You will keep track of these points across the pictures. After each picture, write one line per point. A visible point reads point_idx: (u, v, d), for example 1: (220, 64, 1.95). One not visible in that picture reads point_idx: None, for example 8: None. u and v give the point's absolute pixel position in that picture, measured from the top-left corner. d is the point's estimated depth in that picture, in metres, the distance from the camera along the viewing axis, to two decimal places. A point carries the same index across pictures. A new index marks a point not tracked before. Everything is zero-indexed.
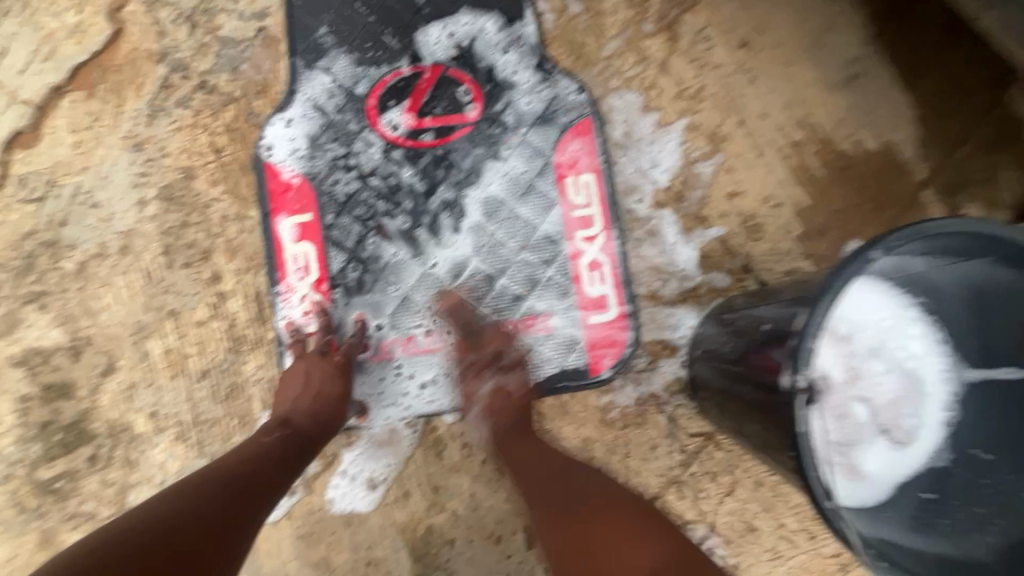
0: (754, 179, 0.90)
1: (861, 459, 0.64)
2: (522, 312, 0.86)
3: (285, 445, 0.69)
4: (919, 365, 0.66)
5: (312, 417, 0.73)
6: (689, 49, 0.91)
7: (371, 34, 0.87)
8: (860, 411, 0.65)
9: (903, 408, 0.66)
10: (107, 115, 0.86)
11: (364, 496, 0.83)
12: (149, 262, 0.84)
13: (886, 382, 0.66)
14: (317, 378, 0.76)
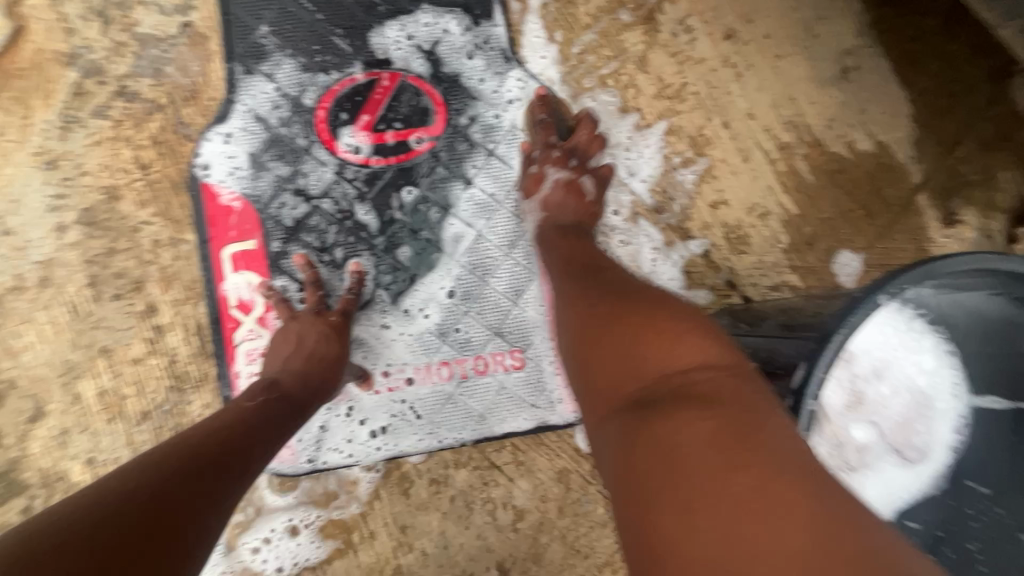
0: (740, 186, 0.83)
1: (858, 488, 0.60)
2: (491, 349, 0.80)
3: (261, 417, 0.59)
4: (927, 380, 0.60)
5: (305, 387, 0.65)
6: (669, 41, 0.83)
7: (319, 35, 0.78)
8: (864, 432, 0.60)
9: (912, 424, 0.60)
10: (12, 127, 0.75)
11: (301, 549, 0.77)
12: (74, 295, 0.76)
13: (893, 404, 0.60)
14: (314, 345, 0.69)
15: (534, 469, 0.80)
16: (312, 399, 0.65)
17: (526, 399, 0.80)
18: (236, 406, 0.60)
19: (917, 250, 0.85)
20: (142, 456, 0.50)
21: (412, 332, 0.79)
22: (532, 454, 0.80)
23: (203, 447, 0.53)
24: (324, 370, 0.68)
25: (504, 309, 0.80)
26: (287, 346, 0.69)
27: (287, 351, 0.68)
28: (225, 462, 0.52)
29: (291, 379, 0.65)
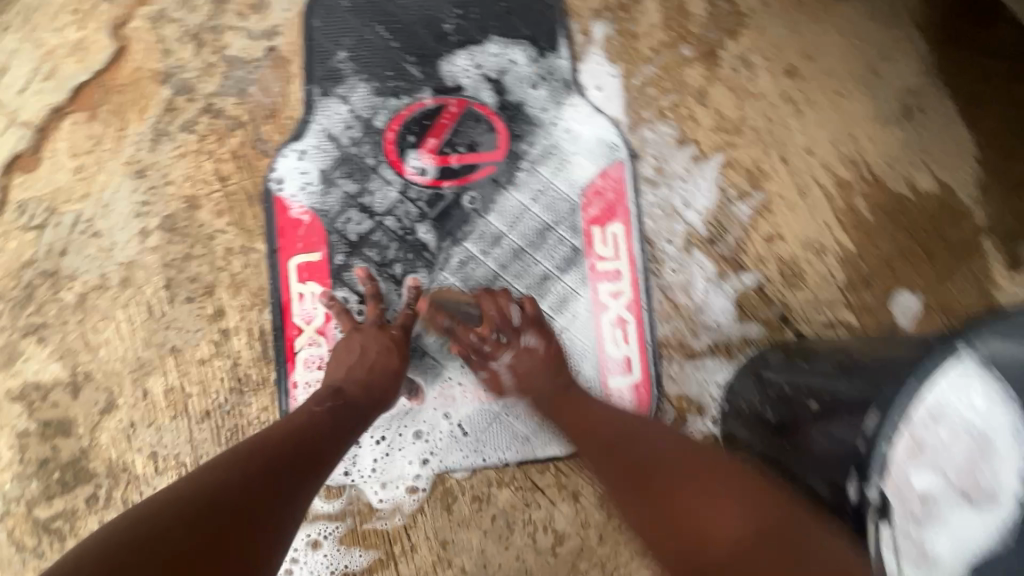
0: (795, 221, 0.83)
1: (933, 555, 0.51)
2: None
3: (325, 423, 0.63)
4: (988, 424, 0.51)
5: (366, 394, 0.68)
6: (729, 76, 0.84)
7: (393, 62, 0.82)
8: (925, 484, 0.52)
9: (981, 470, 0.51)
10: (109, 138, 0.81)
11: (329, 558, 0.79)
12: (151, 296, 0.81)
13: (954, 449, 0.52)
14: (375, 355, 0.71)
15: (578, 494, 0.80)
16: (372, 405, 0.68)
17: None
18: (305, 412, 0.64)
19: (981, 294, 0.82)
20: (221, 458, 0.55)
21: None
22: (576, 479, 0.80)
23: (273, 454, 0.57)
24: (388, 374, 0.71)
25: (554, 331, 0.81)
26: (350, 355, 0.71)
27: (350, 359, 0.71)
28: (294, 463, 0.57)
29: (354, 386, 0.68)
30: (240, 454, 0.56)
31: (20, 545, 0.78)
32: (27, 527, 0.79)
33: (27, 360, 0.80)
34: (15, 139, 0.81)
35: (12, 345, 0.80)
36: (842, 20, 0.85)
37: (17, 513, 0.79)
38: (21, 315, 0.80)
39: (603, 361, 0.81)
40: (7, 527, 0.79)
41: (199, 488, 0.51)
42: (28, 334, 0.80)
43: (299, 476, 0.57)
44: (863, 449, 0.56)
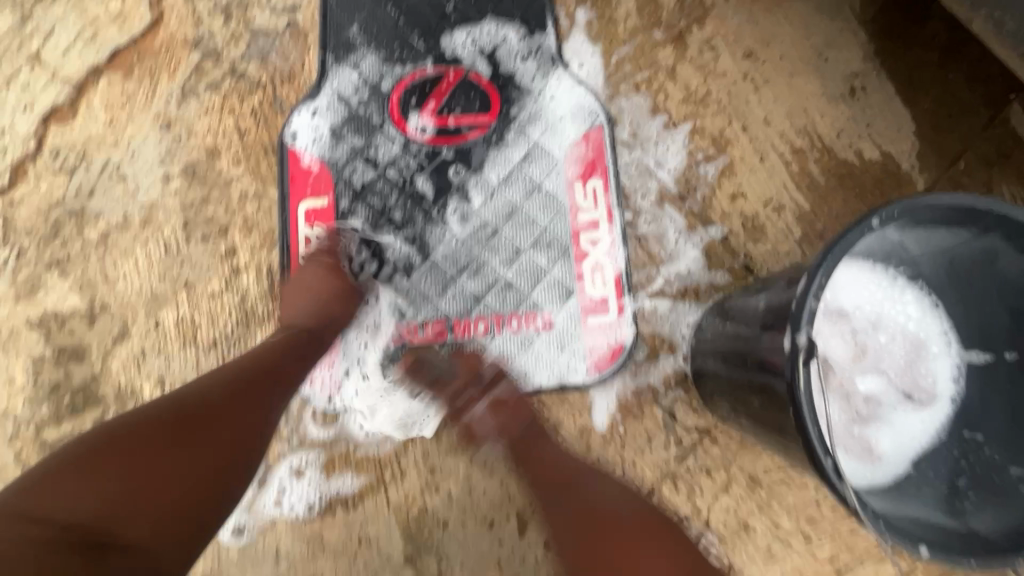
0: (755, 182, 0.93)
1: (872, 438, 0.65)
2: (523, 309, 0.88)
3: (281, 349, 0.71)
4: (919, 327, 0.67)
5: (317, 321, 0.77)
6: (695, 57, 0.96)
7: (399, 36, 0.93)
8: (871, 382, 0.66)
9: (917, 368, 0.67)
10: (140, 95, 0.91)
11: (315, 484, 0.83)
12: (169, 235, 0.88)
13: (893, 351, 0.67)
14: (318, 284, 0.79)
15: (559, 425, 0.86)
16: (324, 333, 0.77)
17: (553, 359, 0.87)
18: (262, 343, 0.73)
19: None
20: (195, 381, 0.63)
21: (454, 287, 0.88)
22: (556, 410, 0.86)
23: (243, 375, 0.66)
24: (339, 309, 0.79)
25: (538, 274, 0.88)
26: (297, 296, 0.79)
27: (299, 300, 0.79)
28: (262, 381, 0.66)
29: (310, 320, 0.77)
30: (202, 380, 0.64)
31: (26, 465, 0.82)
32: (34, 448, 0.83)
33: (48, 291, 0.86)
34: (54, 93, 0.90)
35: (35, 277, 0.86)
36: (793, 13, 0.98)
37: (26, 435, 0.83)
38: (46, 249, 0.87)
39: (583, 301, 0.89)
40: (15, 448, 0.83)
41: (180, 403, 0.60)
42: (52, 267, 0.86)
43: (269, 389, 0.66)
44: (794, 308, 0.52)
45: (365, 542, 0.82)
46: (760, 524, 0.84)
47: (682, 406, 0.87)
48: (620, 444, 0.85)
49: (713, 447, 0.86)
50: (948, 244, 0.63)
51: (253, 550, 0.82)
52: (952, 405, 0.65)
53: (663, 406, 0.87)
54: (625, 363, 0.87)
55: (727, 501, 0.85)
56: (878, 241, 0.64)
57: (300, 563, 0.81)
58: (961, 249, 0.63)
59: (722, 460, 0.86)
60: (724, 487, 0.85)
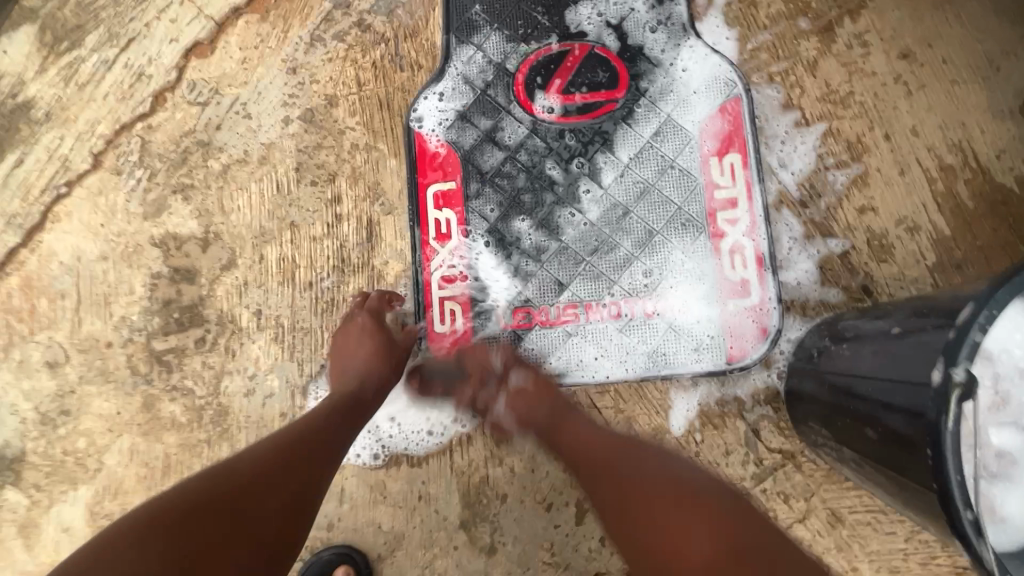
0: (890, 197, 0.84)
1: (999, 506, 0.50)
2: (648, 291, 0.85)
3: (332, 413, 0.71)
4: None
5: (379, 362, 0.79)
6: (842, 52, 0.87)
7: (523, 13, 0.90)
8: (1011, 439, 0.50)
9: None
10: (273, 37, 0.94)
11: (378, 436, 0.85)
12: (282, 175, 0.91)
13: None
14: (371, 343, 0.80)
15: (633, 420, 0.83)
16: (373, 392, 0.76)
17: (680, 346, 0.83)
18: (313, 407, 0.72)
19: None
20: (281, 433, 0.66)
21: (580, 266, 0.86)
22: (633, 405, 0.83)
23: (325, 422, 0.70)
24: (384, 369, 0.79)
25: (669, 255, 0.85)
26: (356, 353, 0.80)
27: (356, 356, 0.79)
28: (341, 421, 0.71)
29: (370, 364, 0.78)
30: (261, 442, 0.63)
31: (135, 369, 0.89)
32: (143, 355, 0.90)
33: (171, 214, 0.92)
34: (198, 28, 0.95)
35: (162, 199, 0.93)
36: (965, 13, 0.87)
37: (137, 342, 0.90)
38: (174, 174, 0.93)
39: (721, 285, 0.84)
40: (127, 352, 0.90)
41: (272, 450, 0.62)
42: (177, 192, 0.92)
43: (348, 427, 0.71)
44: (951, 338, 0.48)
45: (425, 499, 0.83)
46: (836, 565, 0.78)
47: (768, 425, 0.82)
48: (694, 452, 0.81)
49: (795, 473, 0.80)
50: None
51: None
52: None
53: (746, 421, 0.82)
54: (771, 349, 0.82)
55: (803, 533, 0.79)
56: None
57: (361, 507, 0.84)
58: None
59: (803, 489, 0.80)
60: (801, 517, 0.79)
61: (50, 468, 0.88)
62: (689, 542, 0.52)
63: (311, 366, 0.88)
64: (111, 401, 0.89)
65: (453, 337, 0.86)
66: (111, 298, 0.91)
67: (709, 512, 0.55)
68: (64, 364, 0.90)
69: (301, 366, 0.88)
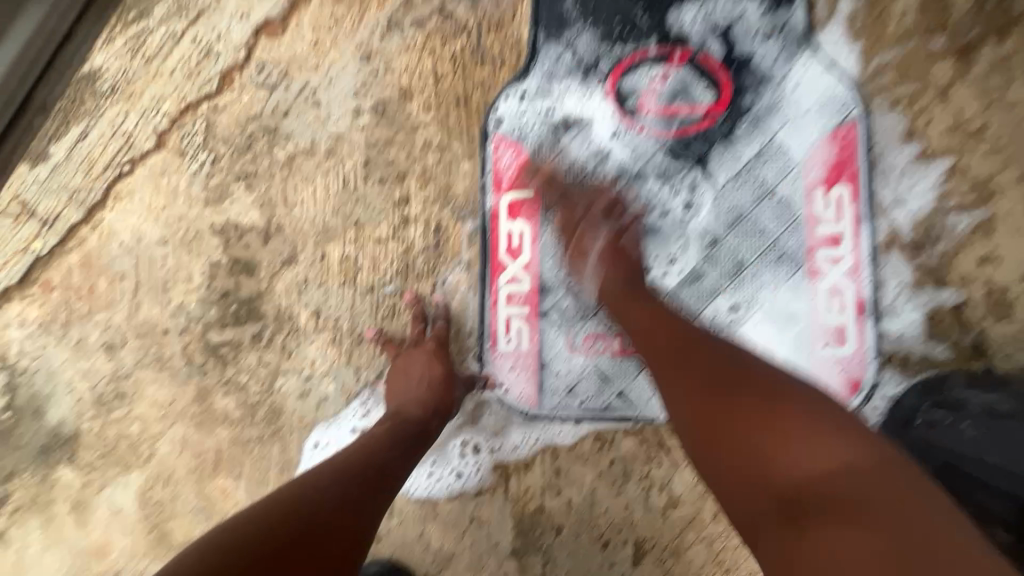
0: (1017, 248, 0.75)
1: None
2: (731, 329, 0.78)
3: (391, 441, 0.67)
4: None
5: (433, 390, 0.75)
6: (981, 78, 0.77)
7: (620, 10, 0.83)
8: None
9: None
10: (348, 20, 0.88)
11: (429, 469, 0.82)
12: (349, 170, 0.87)
13: None
14: (420, 371, 0.77)
15: None
16: (433, 425, 0.72)
17: None
18: (367, 435, 0.68)
19: None
20: (352, 449, 0.64)
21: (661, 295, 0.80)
22: None
23: (389, 443, 0.66)
24: (446, 400, 0.75)
25: (760, 289, 0.78)
26: (403, 380, 0.77)
27: (405, 382, 0.76)
28: (401, 445, 0.67)
29: (424, 390, 0.75)
30: (322, 467, 0.60)
31: (190, 359, 0.88)
32: (199, 345, 0.88)
33: (233, 202, 0.89)
34: (270, 6, 0.89)
35: (224, 186, 0.89)
36: None
37: (194, 331, 0.88)
38: (238, 160, 0.89)
39: (815, 330, 0.77)
40: (183, 340, 0.88)
41: (341, 465, 0.60)
42: (240, 179, 0.89)
43: (406, 452, 0.67)
44: None
45: (477, 522, 0.81)
46: None
47: None
48: None
49: None
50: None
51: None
52: None
53: None
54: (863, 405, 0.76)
55: None
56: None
57: (410, 522, 0.82)
58: None
59: None
60: None
61: (103, 450, 0.88)
62: (798, 461, 0.48)
63: (369, 373, 0.85)
64: (166, 389, 0.88)
65: (520, 360, 0.82)
66: (170, 284, 0.89)
67: (835, 425, 0.50)
68: (121, 347, 0.89)
69: (357, 372, 0.85)
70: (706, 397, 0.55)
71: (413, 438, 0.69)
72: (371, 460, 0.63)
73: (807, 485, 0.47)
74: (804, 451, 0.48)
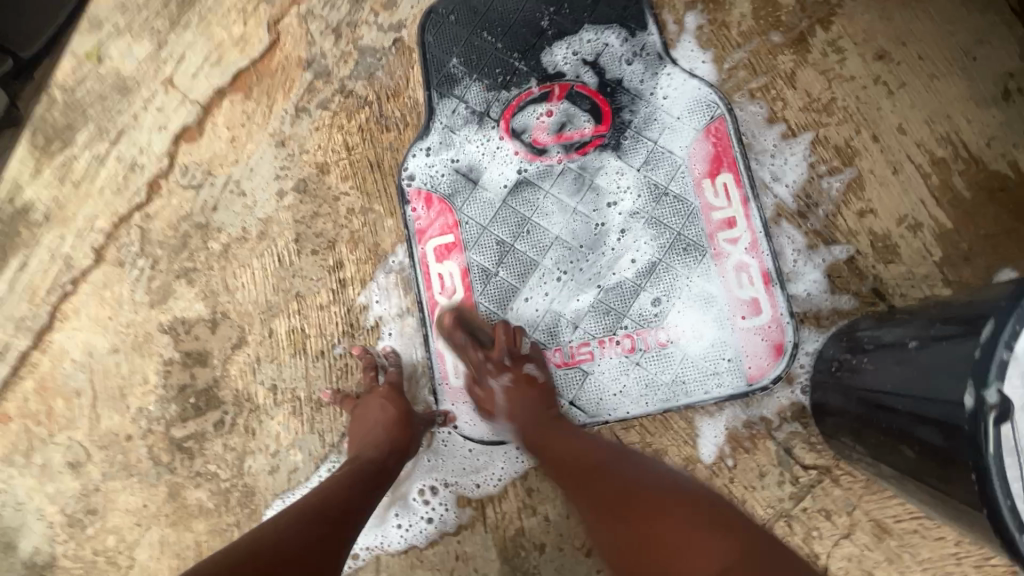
0: (888, 197, 0.84)
1: None
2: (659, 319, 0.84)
3: (351, 483, 0.69)
4: None
5: (391, 431, 0.77)
6: (819, 61, 0.88)
7: (500, 60, 0.92)
8: None
9: None
10: (259, 113, 0.96)
11: (401, 524, 0.83)
12: (282, 248, 0.92)
13: None
14: (376, 416, 0.80)
15: (662, 454, 0.82)
16: (395, 463, 0.75)
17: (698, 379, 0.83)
18: (330, 480, 0.70)
19: None
20: (311, 495, 0.66)
21: (589, 303, 0.85)
22: (661, 438, 0.82)
23: (350, 486, 0.68)
24: (402, 438, 0.78)
25: (675, 279, 0.84)
26: (363, 428, 0.79)
27: (363, 430, 0.79)
28: (363, 485, 0.69)
29: (381, 433, 0.77)
30: (277, 517, 0.60)
31: (157, 459, 0.89)
32: (164, 444, 0.89)
33: (178, 298, 0.93)
34: (185, 114, 0.96)
35: (166, 285, 0.93)
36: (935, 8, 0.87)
37: (157, 432, 0.90)
38: (176, 259, 0.94)
39: (731, 305, 0.83)
40: (147, 443, 0.90)
41: (300, 510, 0.62)
42: (180, 277, 0.93)
43: (367, 491, 0.69)
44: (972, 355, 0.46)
45: (462, 559, 0.82)
46: None
47: (800, 442, 0.80)
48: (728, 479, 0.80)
49: (834, 488, 0.78)
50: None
51: (355, 568, 0.83)
52: None
53: (777, 440, 0.80)
54: (791, 364, 0.81)
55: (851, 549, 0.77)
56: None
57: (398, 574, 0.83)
58: None
59: (844, 504, 0.78)
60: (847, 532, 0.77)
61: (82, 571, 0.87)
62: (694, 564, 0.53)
63: (333, 435, 0.87)
64: (137, 494, 0.89)
65: None
66: (127, 390, 0.91)
67: (726, 524, 0.56)
68: (87, 463, 0.90)
69: (322, 437, 0.87)
70: (610, 509, 0.61)
71: (375, 476, 0.72)
72: (331, 502, 0.65)
73: (699, 561, 0.52)
74: (692, 552, 0.53)
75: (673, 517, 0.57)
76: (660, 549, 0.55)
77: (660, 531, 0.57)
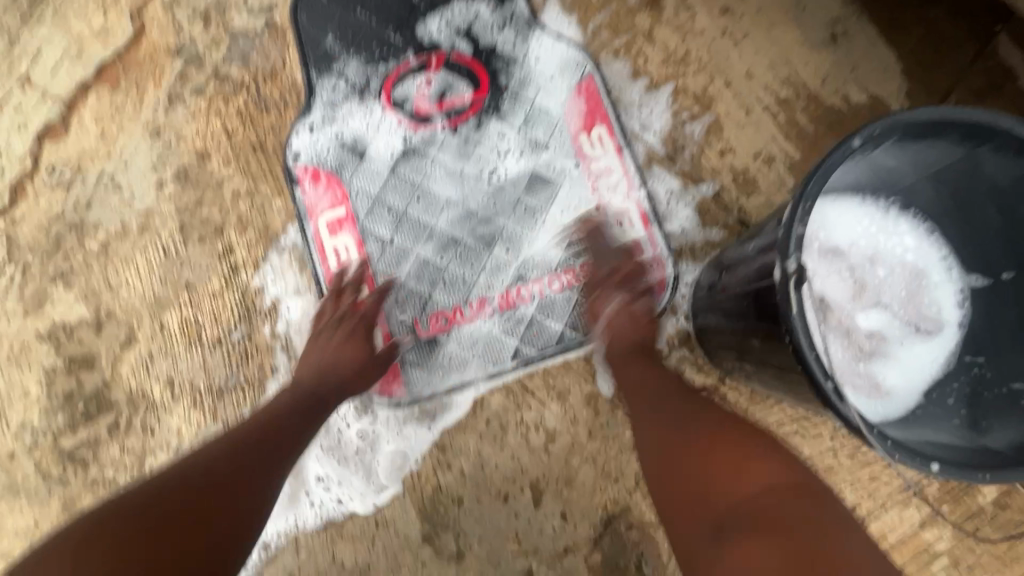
0: (743, 137, 0.92)
1: (877, 374, 0.63)
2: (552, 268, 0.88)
3: (287, 411, 0.72)
4: (918, 258, 0.66)
5: (345, 347, 0.79)
6: (672, 18, 0.95)
7: (375, 35, 0.94)
8: (874, 319, 0.65)
9: (920, 298, 0.66)
10: (129, 105, 0.92)
11: (314, 503, 0.83)
12: (166, 239, 0.89)
13: (892, 282, 0.66)
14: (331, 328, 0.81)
15: (565, 394, 0.85)
16: (331, 384, 0.76)
17: None
18: (269, 407, 0.73)
19: None
20: (243, 425, 0.69)
21: (484, 260, 0.88)
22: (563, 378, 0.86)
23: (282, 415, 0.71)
24: (356, 351, 0.79)
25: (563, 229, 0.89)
26: (322, 337, 0.80)
27: (318, 343, 0.80)
28: (296, 414, 0.72)
29: (328, 351, 0.79)
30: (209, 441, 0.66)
31: (46, 473, 0.84)
32: (53, 456, 0.84)
33: (55, 303, 0.88)
34: (47, 111, 0.92)
35: (41, 291, 0.88)
36: None
37: (44, 445, 0.84)
38: (50, 263, 0.89)
39: None
40: (34, 458, 0.84)
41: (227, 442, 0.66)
42: (56, 280, 0.88)
43: (301, 420, 0.72)
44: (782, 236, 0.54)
45: (383, 524, 0.82)
46: None
47: (689, 366, 0.86)
48: None
49: (722, 404, 0.85)
50: (944, 158, 0.61)
51: (269, 556, 0.82)
52: (958, 328, 0.65)
53: (669, 367, 0.86)
54: (674, 296, 0.88)
55: None
56: (865, 167, 0.62)
57: (320, 549, 0.82)
58: (945, 157, 0.60)
59: (733, 416, 0.85)
60: None
61: None
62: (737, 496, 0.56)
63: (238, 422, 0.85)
64: (27, 513, 0.83)
65: None
66: (6, 406, 0.85)
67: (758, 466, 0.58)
68: None
69: (226, 425, 0.85)
70: (658, 450, 0.64)
71: (312, 402, 0.74)
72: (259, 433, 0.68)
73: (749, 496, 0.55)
74: (736, 484, 0.57)
75: (751, 459, 0.59)
76: (686, 491, 0.59)
77: (723, 474, 0.58)
